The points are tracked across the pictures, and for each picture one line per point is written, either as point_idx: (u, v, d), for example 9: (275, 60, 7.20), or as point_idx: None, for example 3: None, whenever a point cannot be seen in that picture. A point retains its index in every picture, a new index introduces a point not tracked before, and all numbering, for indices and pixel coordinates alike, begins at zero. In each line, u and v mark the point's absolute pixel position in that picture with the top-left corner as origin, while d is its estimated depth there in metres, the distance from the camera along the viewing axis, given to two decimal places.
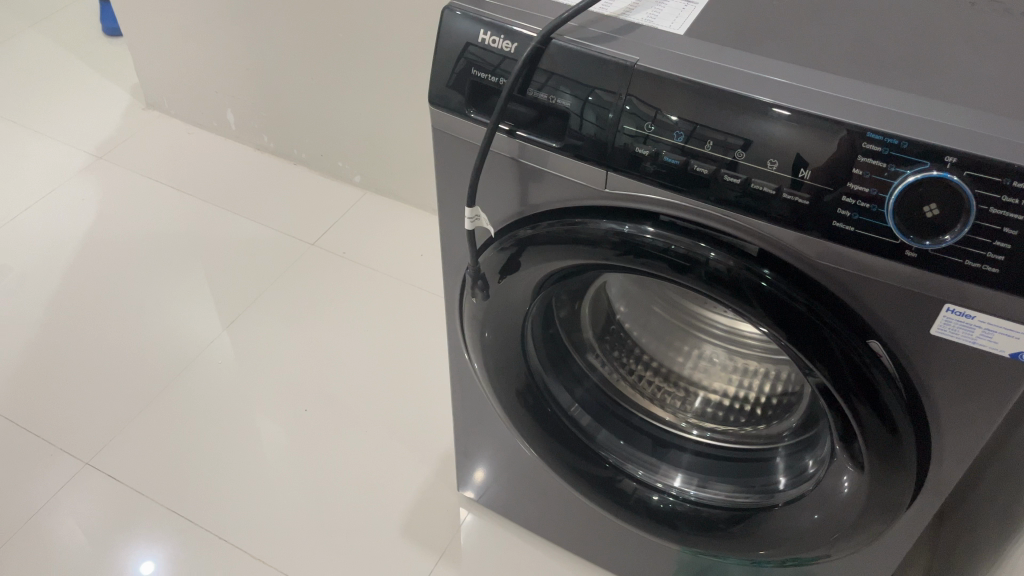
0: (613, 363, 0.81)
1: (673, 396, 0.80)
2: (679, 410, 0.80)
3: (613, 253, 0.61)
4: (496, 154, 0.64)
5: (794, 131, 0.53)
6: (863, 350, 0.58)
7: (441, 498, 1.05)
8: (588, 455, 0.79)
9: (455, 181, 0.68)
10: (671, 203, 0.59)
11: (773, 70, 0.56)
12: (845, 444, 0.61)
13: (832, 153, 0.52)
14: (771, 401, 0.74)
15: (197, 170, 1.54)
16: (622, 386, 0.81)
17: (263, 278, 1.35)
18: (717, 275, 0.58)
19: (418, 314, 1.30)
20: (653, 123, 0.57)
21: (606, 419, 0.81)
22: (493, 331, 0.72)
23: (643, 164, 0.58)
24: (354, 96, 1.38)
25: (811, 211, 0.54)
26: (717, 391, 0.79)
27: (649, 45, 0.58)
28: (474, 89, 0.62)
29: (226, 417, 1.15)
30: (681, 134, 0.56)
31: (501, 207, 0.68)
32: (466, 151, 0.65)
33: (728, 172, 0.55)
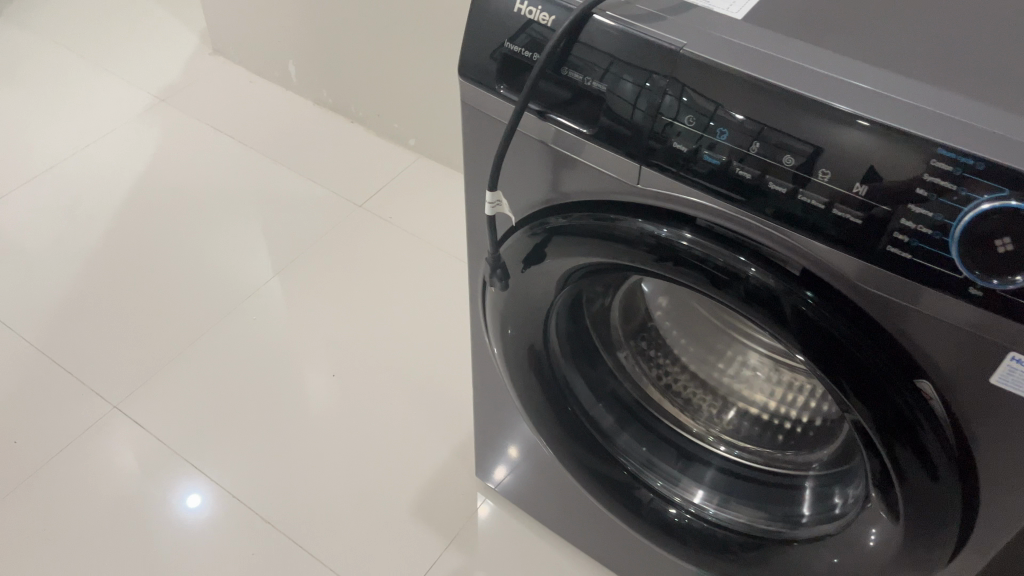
0: (644, 365, 0.75)
1: (705, 403, 0.74)
2: (708, 419, 0.74)
3: (650, 258, 0.56)
4: (525, 136, 0.59)
5: (853, 139, 0.46)
6: (909, 395, 0.52)
7: (459, 482, 1.02)
8: (607, 460, 0.75)
9: (483, 162, 0.63)
10: (711, 208, 0.53)
11: (841, 68, 0.49)
12: (881, 489, 0.56)
13: (895, 169, 0.45)
14: (808, 425, 0.67)
15: (256, 120, 1.53)
16: (651, 390, 0.75)
17: (306, 236, 1.33)
18: (756, 293, 0.52)
19: (457, 287, 1.26)
20: (694, 116, 0.51)
21: (630, 424, 0.75)
22: (517, 330, 0.68)
23: (680, 160, 0.52)
24: (413, 58, 1.34)
25: (864, 233, 0.48)
26: (754, 405, 0.72)
27: (701, 27, 0.52)
28: (506, 63, 0.57)
29: (256, 373, 1.14)
30: (725, 131, 0.50)
31: (528, 194, 0.63)
32: (494, 130, 0.61)
33: (773, 179, 0.49)
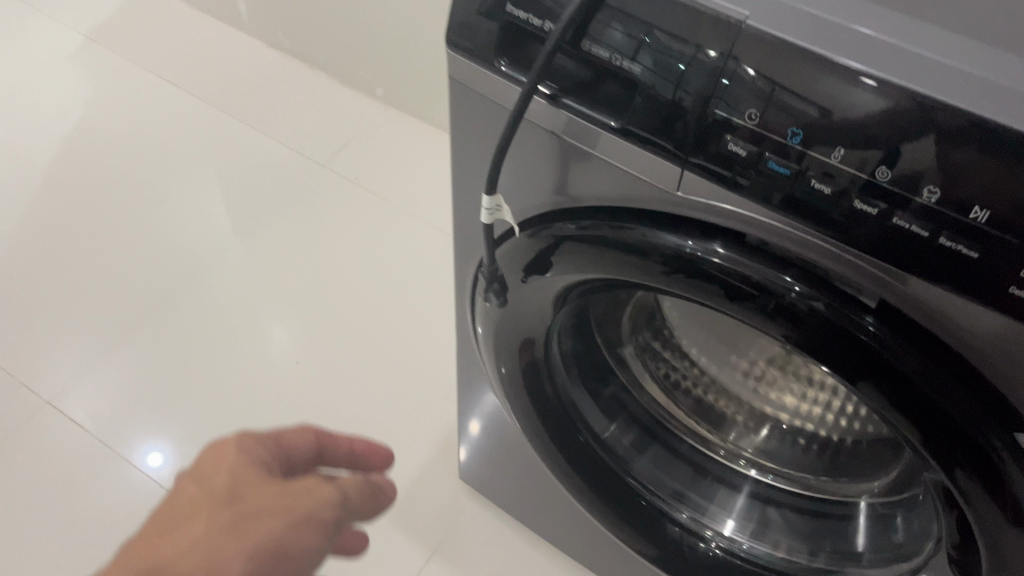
0: (653, 366, 0.63)
1: (727, 408, 0.64)
2: (733, 430, 0.64)
3: (661, 270, 0.46)
4: (532, 126, 0.47)
5: (970, 153, 0.35)
6: (1005, 449, 0.41)
7: (441, 483, 0.93)
8: (620, 489, 0.65)
9: (483, 153, 0.52)
10: (752, 217, 0.42)
11: (951, 49, 0.37)
12: (960, 549, 0.47)
13: None
14: (850, 444, 0.58)
15: (208, 68, 1.39)
16: (663, 394, 0.65)
17: (262, 201, 1.22)
18: (798, 319, 0.43)
19: (431, 256, 1.17)
20: (759, 113, 0.39)
21: (648, 446, 0.65)
22: (512, 352, 0.57)
23: (738, 166, 0.41)
24: (380, 2, 1.21)
25: (980, 274, 0.37)
26: (785, 411, 0.61)
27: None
28: (507, 32, 0.45)
29: (219, 359, 1.06)
30: (798, 132, 0.38)
31: (532, 195, 0.51)
32: (495, 116, 0.49)
33: (860, 197, 0.38)
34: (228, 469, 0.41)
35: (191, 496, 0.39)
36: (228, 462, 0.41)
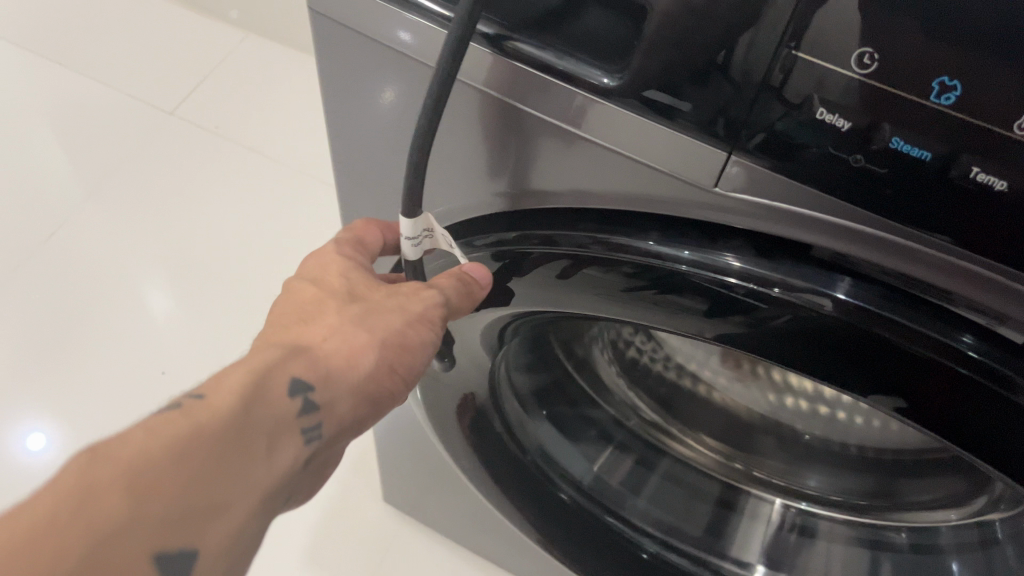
0: (610, 351, 0.46)
1: (735, 404, 0.48)
2: (749, 438, 0.48)
3: (640, 286, 0.32)
4: (472, 95, 0.31)
5: None
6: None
7: (360, 505, 0.77)
8: (609, 538, 0.48)
9: (408, 127, 0.34)
10: (773, 212, 0.27)
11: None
12: None
13: None
14: (896, 451, 0.43)
15: (16, 4, 1.14)
16: (623, 383, 0.48)
17: (95, 158, 0.99)
18: (851, 349, 0.29)
19: (311, 205, 0.98)
20: (882, 60, 0.22)
21: (645, 483, 0.48)
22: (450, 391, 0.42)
23: (832, 150, 0.25)
24: None
25: None
26: (805, 412, 0.45)
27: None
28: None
29: (65, 358, 0.85)
30: (953, 85, 0.22)
31: (479, 184, 0.34)
32: (419, 75, 0.32)
33: None
34: (336, 264, 0.33)
35: (310, 292, 0.32)
36: (333, 257, 0.34)
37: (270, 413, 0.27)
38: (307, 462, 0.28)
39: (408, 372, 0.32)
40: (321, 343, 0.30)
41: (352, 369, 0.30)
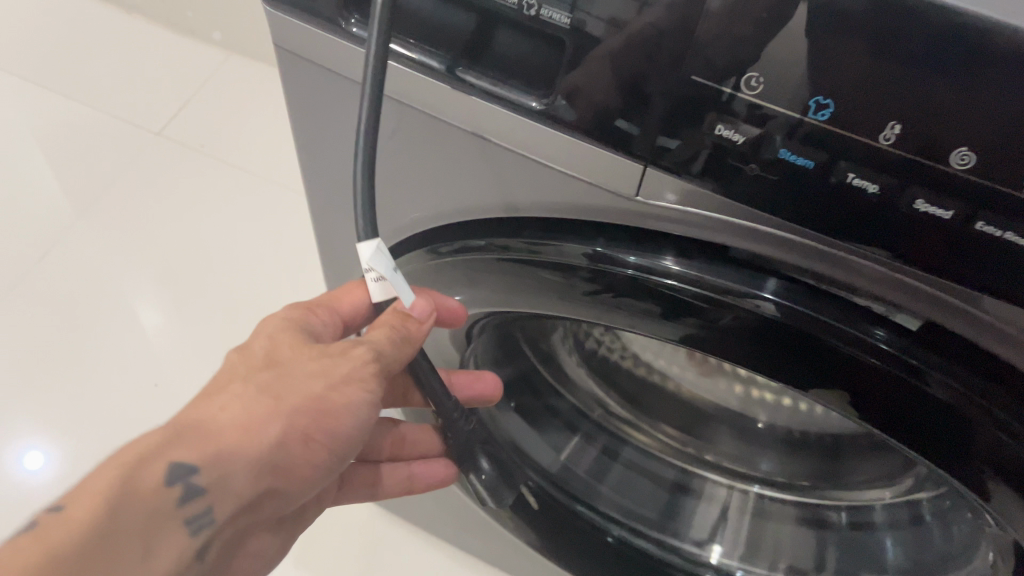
0: (576, 349, 0.49)
1: (694, 395, 0.51)
2: (708, 429, 0.51)
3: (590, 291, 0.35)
4: (430, 120, 0.34)
5: None
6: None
7: (348, 506, 0.80)
8: (573, 527, 0.51)
9: (393, 154, 0.37)
10: (703, 221, 0.31)
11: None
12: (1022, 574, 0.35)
13: None
14: (836, 436, 0.46)
15: (4, 33, 1.17)
16: (591, 380, 0.51)
17: (85, 180, 1.02)
18: (779, 341, 0.32)
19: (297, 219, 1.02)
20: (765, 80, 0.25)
21: (607, 472, 0.51)
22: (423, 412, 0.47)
23: (731, 161, 0.28)
24: None
25: None
26: (758, 399, 0.48)
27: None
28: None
29: (61, 374, 0.88)
30: (827, 103, 0.25)
31: (439, 199, 0.38)
32: (408, 115, 0.35)
33: (923, 200, 0.26)
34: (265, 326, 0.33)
35: None
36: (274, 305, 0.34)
37: (142, 513, 0.28)
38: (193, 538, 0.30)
39: (331, 435, 0.32)
40: (217, 417, 0.30)
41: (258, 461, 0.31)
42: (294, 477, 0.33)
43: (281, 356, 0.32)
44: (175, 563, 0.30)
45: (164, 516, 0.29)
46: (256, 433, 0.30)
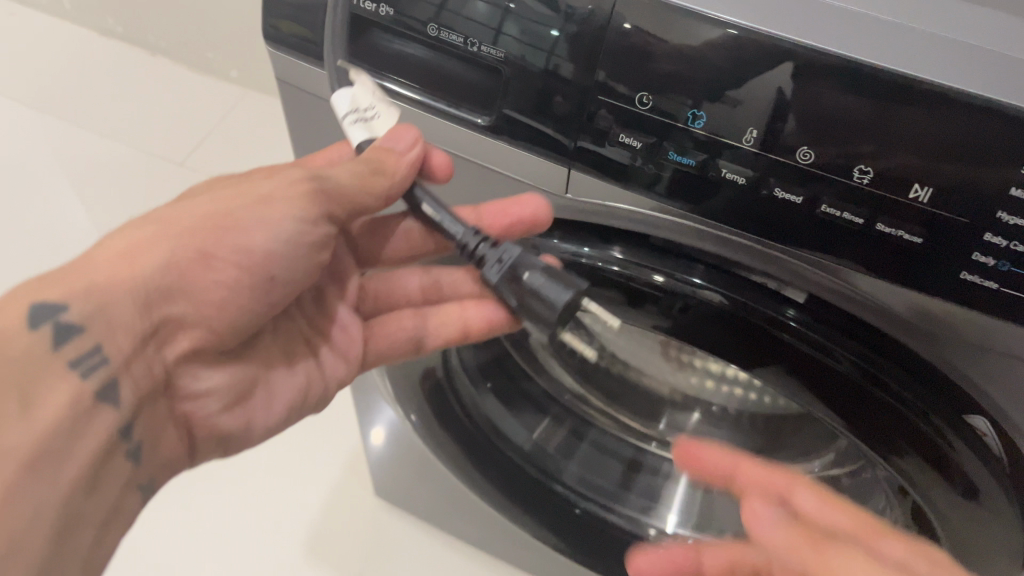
0: (554, 343, 0.54)
1: (653, 387, 0.57)
2: (666, 411, 0.58)
3: None
4: None
5: (890, 109, 0.29)
6: (948, 426, 0.36)
7: (358, 499, 0.86)
8: (549, 502, 0.59)
9: None
10: (638, 217, 0.37)
11: (891, 8, 0.31)
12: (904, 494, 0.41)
13: (980, 153, 0.29)
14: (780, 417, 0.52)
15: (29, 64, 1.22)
16: (568, 372, 0.56)
17: (114, 210, 1.11)
18: (705, 314, 0.39)
19: None
20: (652, 96, 0.33)
21: (576, 450, 0.59)
22: (416, 407, 0.55)
23: (636, 163, 0.34)
24: None
25: (923, 260, 0.31)
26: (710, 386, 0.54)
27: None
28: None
29: None
30: (701, 115, 0.32)
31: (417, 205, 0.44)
32: None
33: (779, 184, 0.32)
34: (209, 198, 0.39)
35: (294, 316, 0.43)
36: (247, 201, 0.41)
37: (12, 353, 0.32)
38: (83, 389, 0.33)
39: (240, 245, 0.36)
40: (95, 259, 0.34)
41: (141, 288, 0.34)
42: (202, 303, 0.36)
43: (187, 201, 0.37)
44: (71, 406, 0.33)
45: (34, 354, 0.32)
46: (135, 260, 0.34)
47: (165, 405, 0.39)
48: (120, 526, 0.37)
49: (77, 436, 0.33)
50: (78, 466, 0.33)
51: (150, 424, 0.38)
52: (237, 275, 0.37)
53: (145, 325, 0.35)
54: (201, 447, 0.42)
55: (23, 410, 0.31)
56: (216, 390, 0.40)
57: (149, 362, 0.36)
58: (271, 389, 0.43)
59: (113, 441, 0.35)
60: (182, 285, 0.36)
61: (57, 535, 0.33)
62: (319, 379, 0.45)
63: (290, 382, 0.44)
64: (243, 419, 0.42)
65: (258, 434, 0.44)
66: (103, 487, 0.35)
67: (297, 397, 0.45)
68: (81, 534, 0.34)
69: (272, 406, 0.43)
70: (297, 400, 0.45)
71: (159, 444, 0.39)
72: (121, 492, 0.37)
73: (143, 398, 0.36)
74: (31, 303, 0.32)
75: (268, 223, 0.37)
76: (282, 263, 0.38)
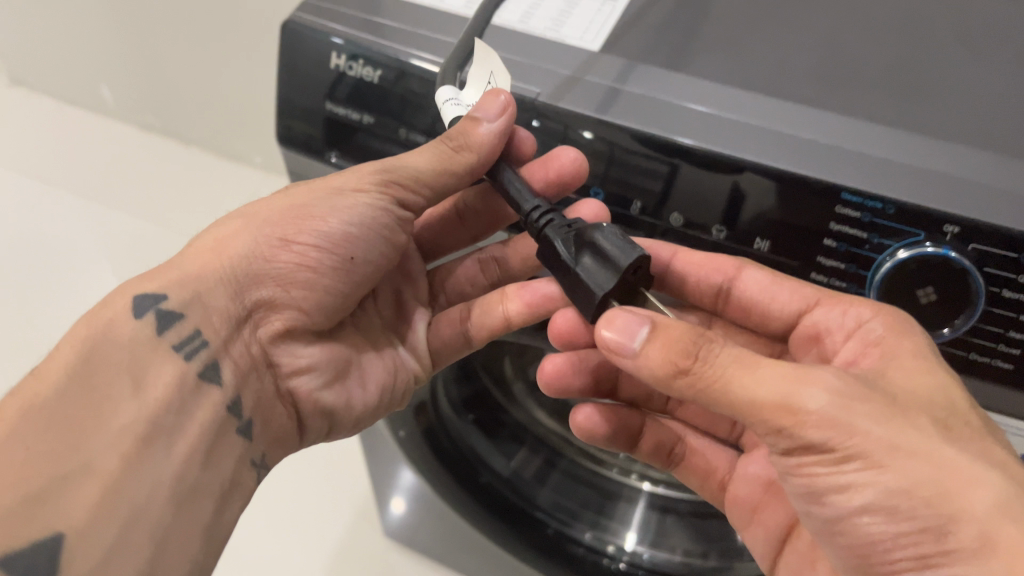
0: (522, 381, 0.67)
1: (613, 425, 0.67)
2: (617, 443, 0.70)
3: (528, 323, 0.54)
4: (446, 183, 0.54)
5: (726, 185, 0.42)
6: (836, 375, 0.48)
7: (368, 539, 0.94)
8: (526, 520, 0.69)
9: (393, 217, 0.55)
10: None
11: (763, 114, 0.43)
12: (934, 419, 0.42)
13: (796, 212, 0.41)
14: None
15: None
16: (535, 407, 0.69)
17: None
18: None
19: None
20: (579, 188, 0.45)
21: (546, 477, 0.70)
22: (408, 430, 0.65)
23: None
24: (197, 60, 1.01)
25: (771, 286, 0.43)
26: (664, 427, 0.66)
27: (599, 86, 0.45)
28: (355, 95, 0.49)
29: None
30: (600, 192, 0.44)
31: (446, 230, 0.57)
32: None
33: (670, 245, 0.44)
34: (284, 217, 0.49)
35: None
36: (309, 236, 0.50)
37: (122, 337, 0.42)
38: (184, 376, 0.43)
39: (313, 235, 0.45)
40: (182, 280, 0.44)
41: (229, 278, 0.45)
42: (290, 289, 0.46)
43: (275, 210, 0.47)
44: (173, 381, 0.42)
45: (142, 340, 0.42)
46: (221, 256, 0.45)
47: (272, 380, 0.48)
48: (239, 492, 0.45)
49: (187, 412, 0.42)
50: (187, 444, 0.42)
51: (260, 400, 0.47)
52: (315, 255, 0.45)
53: (240, 309, 0.45)
54: (311, 424, 0.51)
55: (135, 390, 0.41)
56: (316, 366, 0.49)
57: (245, 343, 0.46)
58: (364, 369, 0.54)
59: (221, 418, 0.44)
60: (264, 272, 0.45)
61: (177, 507, 0.41)
62: (399, 365, 0.56)
63: (378, 364, 0.55)
64: (344, 395, 0.52)
65: (357, 411, 0.54)
66: (217, 462, 0.44)
67: (386, 378, 0.55)
68: (203, 501, 0.42)
69: (366, 384, 0.54)
70: (386, 379, 0.55)
71: (271, 420, 0.48)
72: (237, 463, 0.45)
73: (245, 374, 0.46)
74: (135, 295, 0.43)
75: (338, 214, 0.45)
76: (359, 245, 0.47)
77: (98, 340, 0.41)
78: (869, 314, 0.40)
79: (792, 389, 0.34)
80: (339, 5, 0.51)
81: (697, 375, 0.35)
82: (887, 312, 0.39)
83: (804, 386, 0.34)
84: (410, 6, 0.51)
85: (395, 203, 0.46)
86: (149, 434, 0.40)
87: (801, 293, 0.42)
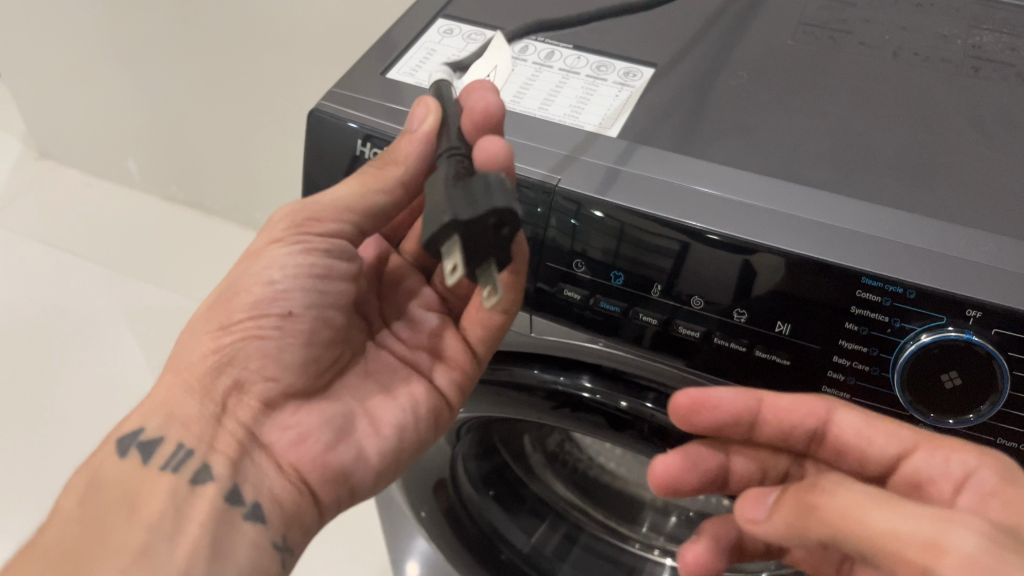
0: (545, 461, 0.69)
1: (635, 491, 0.70)
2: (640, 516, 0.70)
3: (549, 407, 0.52)
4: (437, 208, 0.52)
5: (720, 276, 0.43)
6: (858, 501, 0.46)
7: None
8: None
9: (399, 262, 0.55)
10: (607, 353, 0.48)
11: (773, 195, 0.44)
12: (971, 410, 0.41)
13: (785, 277, 0.42)
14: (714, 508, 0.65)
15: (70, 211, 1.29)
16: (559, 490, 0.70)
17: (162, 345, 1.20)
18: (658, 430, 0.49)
19: None
20: (585, 263, 0.45)
21: (569, 552, 0.69)
22: (428, 510, 0.66)
23: (577, 310, 0.47)
24: (223, 131, 1.04)
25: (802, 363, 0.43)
26: None
27: (598, 166, 0.46)
28: None
29: None
30: (620, 274, 0.45)
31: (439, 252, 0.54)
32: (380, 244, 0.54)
33: (683, 323, 0.44)
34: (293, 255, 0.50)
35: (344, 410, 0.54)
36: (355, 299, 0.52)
37: (115, 472, 0.45)
38: (181, 482, 0.45)
39: (240, 301, 0.47)
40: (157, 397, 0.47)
41: (193, 385, 0.47)
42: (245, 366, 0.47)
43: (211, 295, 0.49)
44: (171, 495, 0.44)
45: (129, 471, 0.45)
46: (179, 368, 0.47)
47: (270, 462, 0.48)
48: None
49: (185, 515, 0.44)
50: (189, 543, 0.43)
51: (259, 483, 0.46)
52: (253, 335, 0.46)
53: (215, 407, 0.47)
54: (327, 496, 0.49)
55: (131, 512, 0.43)
56: (308, 432, 0.48)
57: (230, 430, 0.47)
58: (373, 415, 0.51)
59: (220, 511, 0.45)
60: (211, 376, 0.47)
61: None
62: (425, 401, 0.53)
63: (391, 405, 0.51)
64: (353, 452, 0.50)
65: (376, 462, 0.51)
66: (226, 561, 0.44)
67: (407, 417, 0.52)
68: None
69: (379, 431, 0.51)
70: (404, 420, 0.52)
71: (285, 499, 0.47)
72: (252, 555, 0.45)
73: (237, 461, 0.46)
74: (116, 439, 0.46)
75: (265, 280, 0.47)
76: (295, 299, 0.46)
77: (92, 483, 0.45)
78: (975, 464, 0.38)
79: (939, 530, 0.31)
80: (358, 92, 0.52)
81: (824, 506, 0.36)
82: (996, 461, 0.38)
83: (953, 526, 0.31)
84: (427, 92, 0.52)
85: (318, 240, 0.46)
86: (148, 545, 0.42)
87: (897, 438, 0.40)
